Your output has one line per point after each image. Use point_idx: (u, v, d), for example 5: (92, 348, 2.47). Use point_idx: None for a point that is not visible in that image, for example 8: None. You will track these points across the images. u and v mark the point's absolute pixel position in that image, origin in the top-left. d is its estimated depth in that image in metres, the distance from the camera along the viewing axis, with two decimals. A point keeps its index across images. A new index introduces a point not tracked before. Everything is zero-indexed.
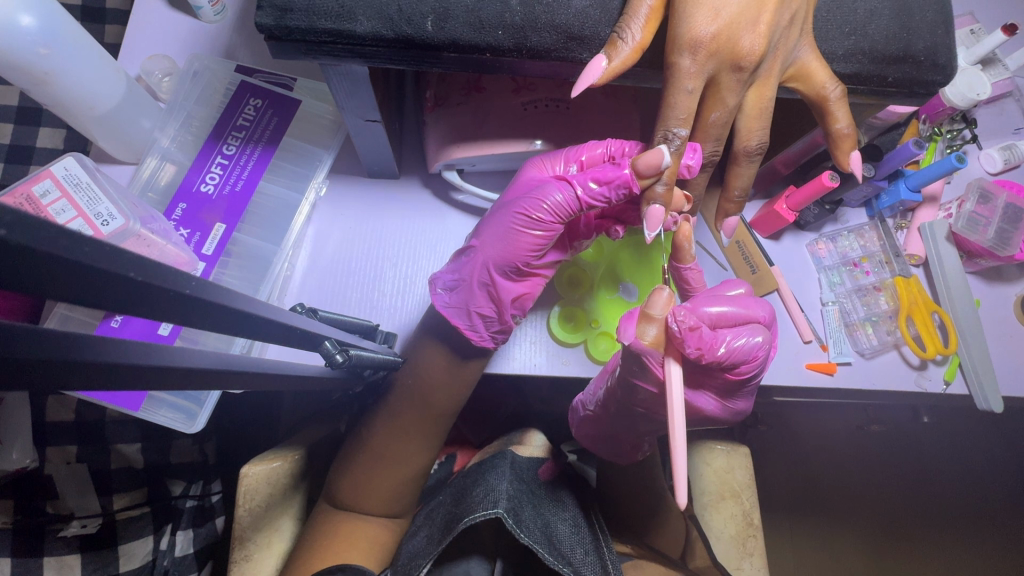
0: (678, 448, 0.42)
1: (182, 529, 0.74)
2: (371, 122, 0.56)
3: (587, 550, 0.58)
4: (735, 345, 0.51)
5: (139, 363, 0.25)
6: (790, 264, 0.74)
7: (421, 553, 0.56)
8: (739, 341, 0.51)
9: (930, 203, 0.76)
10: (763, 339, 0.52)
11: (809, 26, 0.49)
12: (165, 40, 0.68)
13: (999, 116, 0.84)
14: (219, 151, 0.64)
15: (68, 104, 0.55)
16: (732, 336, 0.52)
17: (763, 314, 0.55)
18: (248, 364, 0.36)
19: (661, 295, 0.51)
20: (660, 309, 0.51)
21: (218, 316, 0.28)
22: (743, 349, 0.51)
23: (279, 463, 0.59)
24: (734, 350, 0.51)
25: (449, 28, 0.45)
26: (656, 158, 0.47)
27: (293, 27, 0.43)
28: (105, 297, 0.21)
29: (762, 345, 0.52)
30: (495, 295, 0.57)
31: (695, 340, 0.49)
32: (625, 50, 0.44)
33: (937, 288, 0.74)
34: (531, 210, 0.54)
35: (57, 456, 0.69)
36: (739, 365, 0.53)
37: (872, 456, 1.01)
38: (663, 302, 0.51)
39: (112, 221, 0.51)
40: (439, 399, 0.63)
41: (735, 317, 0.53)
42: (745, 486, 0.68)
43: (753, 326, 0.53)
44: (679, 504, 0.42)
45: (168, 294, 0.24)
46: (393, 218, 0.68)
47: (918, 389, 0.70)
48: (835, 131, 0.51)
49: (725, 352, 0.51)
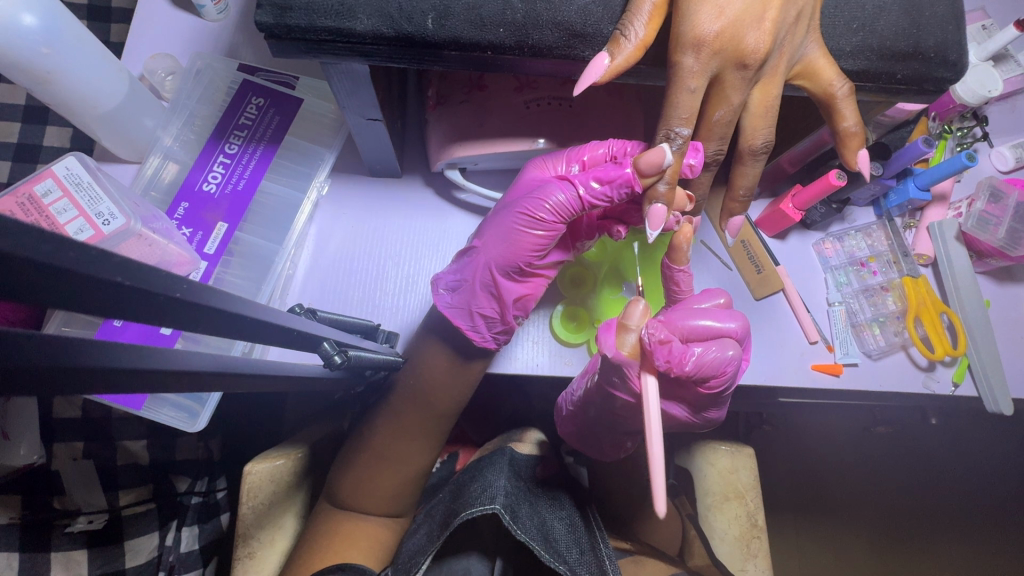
0: (653, 464, 0.42)
1: (187, 525, 0.75)
2: (372, 120, 0.55)
3: (583, 549, 0.58)
4: (705, 358, 0.51)
5: (136, 368, 0.25)
6: (796, 264, 0.73)
7: (421, 549, 0.56)
8: (710, 355, 0.51)
9: (940, 203, 0.75)
10: (734, 353, 0.51)
11: (817, 23, 0.48)
12: (168, 39, 0.68)
13: (1011, 113, 0.82)
14: (220, 150, 0.64)
15: (71, 103, 0.55)
16: (702, 350, 0.51)
17: (735, 326, 0.52)
18: (248, 367, 0.35)
19: (637, 306, 0.51)
20: (636, 320, 0.51)
21: (213, 320, 0.27)
22: (713, 363, 0.51)
23: (281, 462, 0.59)
24: (703, 364, 0.51)
25: (449, 26, 0.44)
26: (657, 157, 0.46)
27: (293, 26, 0.43)
28: (92, 304, 0.21)
29: (733, 359, 0.51)
30: (498, 295, 0.57)
31: (665, 353, 0.49)
32: (628, 48, 0.43)
33: (946, 289, 0.72)
34: (534, 211, 0.54)
35: (64, 453, 0.70)
36: (710, 380, 0.52)
37: (876, 456, 1.00)
38: (639, 313, 0.51)
39: (114, 221, 0.51)
40: (440, 399, 0.63)
41: (709, 331, 0.52)
42: (749, 487, 0.67)
43: (725, 339, 0.52)
44: (656, 512, 0.41)
45: (157, 299, 0.23)
46: (395, 217, 0.68)
47: (927, 392, 0.69)
48: (842, 129, 0.50)
49: (694, 365, 0.50)
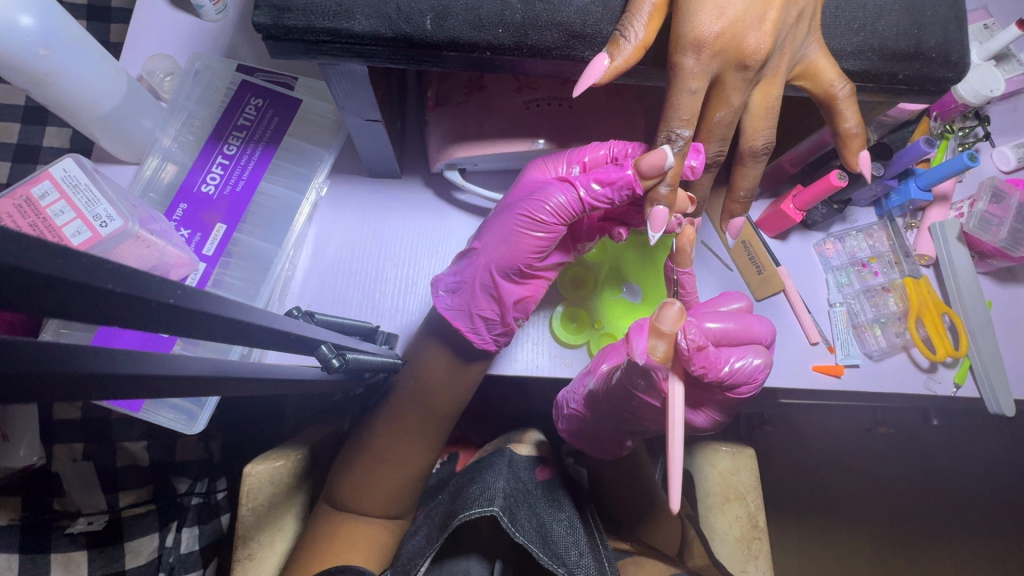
0: (675, 464, 0.42)
1: (187, 526, 0.74)
2: (371, 121, 0.55)
3: (582, 551, 0.58)
4: (737, 366, 0.51)
5: (131, 373, 0.24)
6: (797, 264, 0.73)
7: (420, 551, 0.56)
8: (741, 362, 0.51)
9: (941, 203, 0.74)
10: (763, 361, 0.52)
11: (817, 23, 0.48)
12: (166, 39, 0.68)
13: (1013, 112, 0.82)
14: (219, 151, 0.64)
15: (69, 104, 0.54)
16: (734, 357, 0.51)
17: (763, 333, 0.54)
18: (245, 371, 0.35)
19: (672, 310, 0.47)
20: (670, 325, 0.47)
21: (209, 325, 0.27)
22: (743, 371, 0.51)
23: (281, 463, 0.58)
24: (736, 371, 0.51)
25: (448, 27, 0.44)
26: (660, 159, 0.45)
27: (291, 26, 0.42)
28: (85, 310, 0.20)
29: (761, 368, 0.52)
30: (498, 297, 0.57)
31: (701, 359, 0.49)
32: (628, 49, 0.43)
33: (947, 289, 0.72)
34: (534, 212, 0.53)
35: (63, 453, 0.70)
36: (739, 386, 0.52)
37: (876, 456, 1.00)
38: (673, 317, 0.47)
39: (111, 223, 0.51)
40: (440, 400, 0.62)
41: (738, 336, 0.53)
42: (750, 488, 0.67)
43: (754, 347, 0.53)
44: (670, 508, 0.42)
45: (151, 305, 0.23)
46: (395, 218, 0.68)
47: (928, 392, 0.69)
48: (844, 130, 0.50)
49: (728, 371, 0.51)
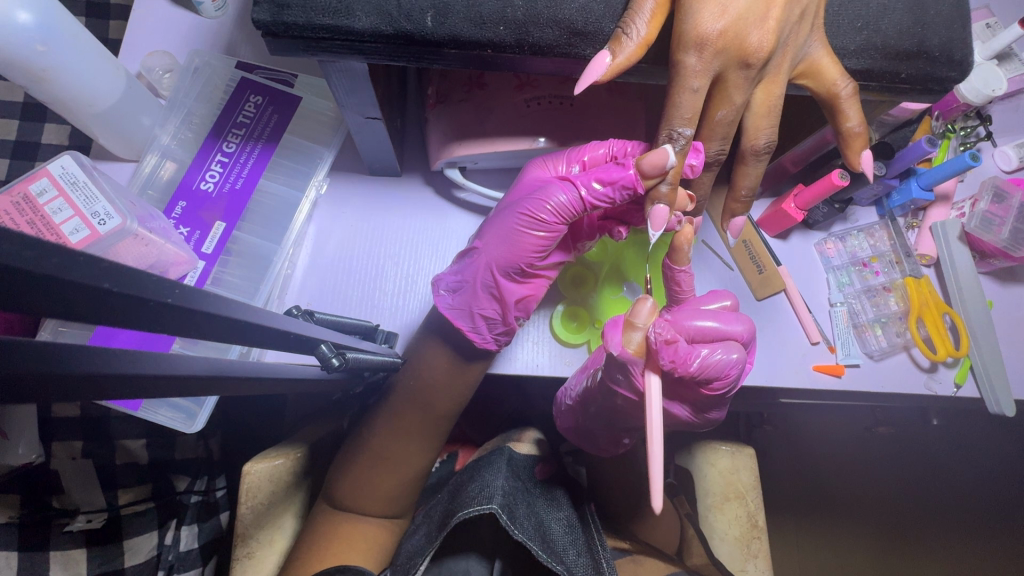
0: (651, 459, 0.41)
1: (186, 524, 0.74)
2: (372, 119, 0.55)
3: (580, 550, 0.57)
4: (710, 360, 0.50)
5: (127, 374, 0.24)
6: (799, 264, 0.73)
7: (420, 550, 0.55)
8: (714, 357, 0.51)
9: (943, 202, 0.74)
10: (738, 356, 0.51)
11: (821, 22, 0.47)
12: (165, 36, 0.67)
13: (1015, 112, 0.81)
14: (218, 148, 0.63)
15: (68, 101, 0.54)
16: (707, 351, 0.51)
17: (741, 329, 0.53)
18: (244, 370, 0.35)
19: (646, 304, 0.50)
20: (644, 319, 0.49)
21: (206, 324, 0.27)
22: (718, 364, 0.51)
23: (280, 461, 0.58)
24: (708, 365, 0.50)
25: (449, 24, 0.44)
26: (660, 159, 0.45)
27: (290, 23, 0.42)
28: (79, 309, 0.20)
29: (737, 362, 0.51)
30: (499, 296, 0.56)
31: (670, 353, 0.48)
32: (629, 46, 0.43)
33: (948, 289, 0.72)
34: (535, 211, 0.53)
35: (62, 452, 0.70)
36: (712, 381, 0.52)
37: (877, 456, 1.00)
38: (647, 311, 0.49)
39: (109, 220, 0.50)
40: (440, 399, 0.62)
41: (715, 332, 0.53)
42: (750, 487, 0.66)
43: (730, 342, 0.52)
44: (653, 508, 0.41)
45: (147, 306, 0.22)
46: (395, 216, 0.68)
47: (928, 393, 0.69)
48: (846, 129, 0.50)
49: (699, 365, 0.50)
